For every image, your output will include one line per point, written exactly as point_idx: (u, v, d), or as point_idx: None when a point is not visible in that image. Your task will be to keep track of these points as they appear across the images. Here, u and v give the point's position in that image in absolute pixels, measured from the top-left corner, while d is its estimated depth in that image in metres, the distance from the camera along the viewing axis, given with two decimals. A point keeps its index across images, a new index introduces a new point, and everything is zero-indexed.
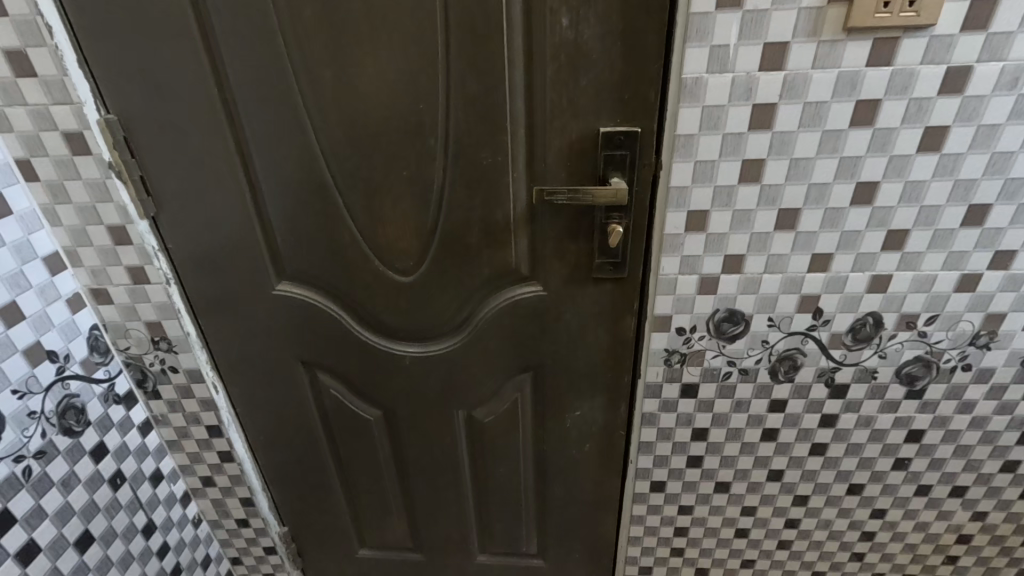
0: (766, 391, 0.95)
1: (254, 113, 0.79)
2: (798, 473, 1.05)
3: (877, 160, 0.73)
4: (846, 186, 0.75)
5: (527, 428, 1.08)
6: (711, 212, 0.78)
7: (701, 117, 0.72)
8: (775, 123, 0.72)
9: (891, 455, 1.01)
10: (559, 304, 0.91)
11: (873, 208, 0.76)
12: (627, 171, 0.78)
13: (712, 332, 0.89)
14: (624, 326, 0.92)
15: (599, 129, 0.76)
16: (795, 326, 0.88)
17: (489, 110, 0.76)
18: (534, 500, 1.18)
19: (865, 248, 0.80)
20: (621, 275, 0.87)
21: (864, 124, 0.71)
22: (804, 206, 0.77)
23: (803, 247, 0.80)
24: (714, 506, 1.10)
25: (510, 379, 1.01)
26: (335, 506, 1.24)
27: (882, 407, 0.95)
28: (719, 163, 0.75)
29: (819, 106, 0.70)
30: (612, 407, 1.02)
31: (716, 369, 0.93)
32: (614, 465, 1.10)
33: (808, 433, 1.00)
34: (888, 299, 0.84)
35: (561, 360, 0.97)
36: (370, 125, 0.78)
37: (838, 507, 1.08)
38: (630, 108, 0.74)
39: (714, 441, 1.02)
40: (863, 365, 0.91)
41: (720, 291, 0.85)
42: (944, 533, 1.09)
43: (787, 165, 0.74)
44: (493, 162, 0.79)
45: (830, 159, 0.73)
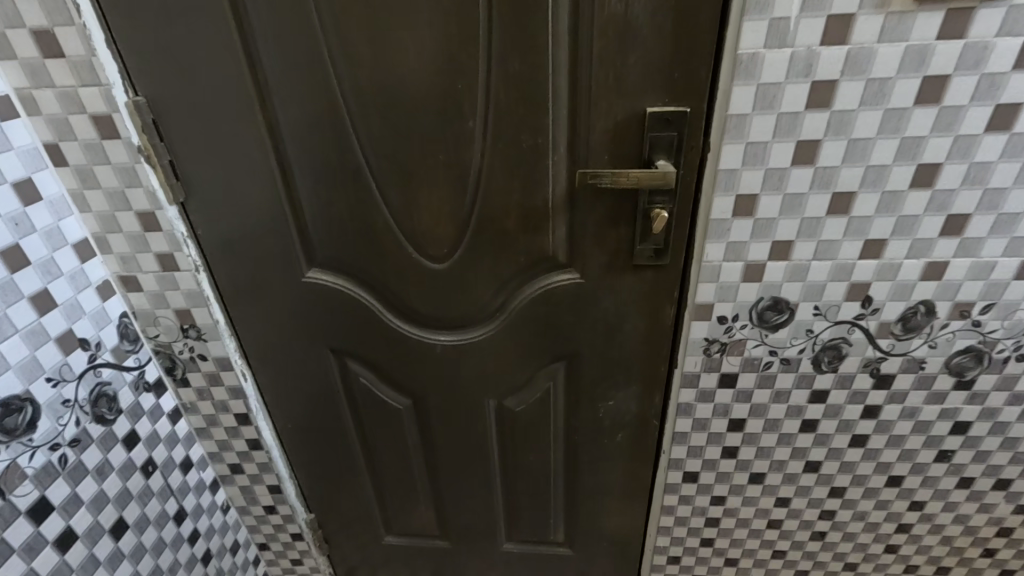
0: (808, 381, 0.92)
1: (287, 95, 0.76)
2: (836, 464, 1.02)
3: (941, 141, 0.69)
4: (905, 169, 0.72)
5: (559, 417, 1.06)
6: (761, 196, 0.75)
7: (755, 96, 0.69)
8: (834, 102, 0.68)
9: (934, 447, 0.98)
10: (597, 292, 0.89)
11: (933, 191, 0.73)
12: (674, 153, 0.75)
13: (755, 320, 0.86)
14: (664, 314, 0.90)
15: (646, 109, 0.72)
16: (842, 315, 0.85)
17: (531, 90, 0.73)
18: (563, 488, 1.17)
19: (922, 234, 0.76)
20: (662, 262, 0.84)
21: (930, 102, 0.67)
22: (860, 189, 0.74)
23: (856, 232, 0.77)
24: (748, 497, 1.08)
25: (543, 367, 0.99)
26: (363, 494, 1.24)
27: (929, 398, 0.93)
28: (772, 144, 0.71)
29: (883, 83, 0.66)
30: (646, 396, 1.00)
31: (757, 359, 0.91)
32: (646, 455, 1.08)
33: (850, 424, 0.97)
34: (943, 287, 0.80)
35: (596, 347, 0.95)
36: (406, 106, 0.75)
37: (876, 498, 1.06)
38: (679, 86, 0.71)
39: (751, 432, 1.00)
40: (911, 355, 0.88)
41: (766, 279, 0.82)
42: (983, 526, 1.07)
43: (845, 146, 0.71)
44: (533, 145, 0.76)
45: (891, 139, 0.70)
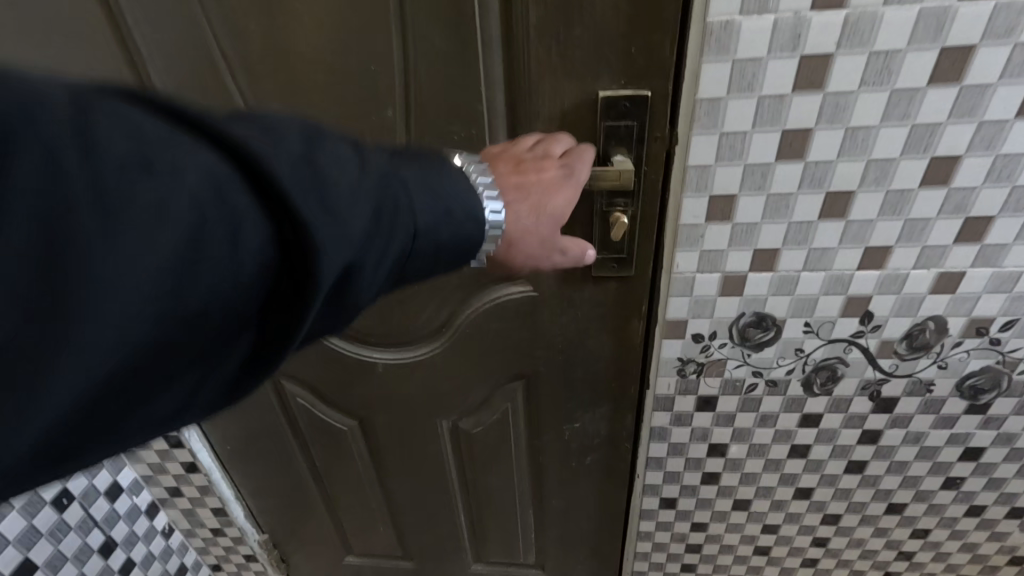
0: (798, 404, 0.81)
1: (169, 86, 0.64)
2: (830, 491, 0.91)
3: (960, 127, 0.56)
4: (915, 163, 0.59)
5: (521, 438, 0.96)
6: (740, 197, 0.63)
7: (730, 75, 0.55)
8: (828, 81, 0.55)
9: (941, 473, 0.87)
10: (554, 306, 0.77)
11: (948, 189, 0.60)
12: (634, 147, 0.62)
13: (736, 339, 0.75)
14: (631, 332, 0.78)
15: (599, 93, 0.59)
16: (837, 333, 0.73)
17: (459, 72, 0.60)
18: (531, 510, 1.07)
19: (933, 240, 0.64)
20: (627, 273, 0.72)
21: (948, 80, 0.54)
22: (859, 188, 0.61)
23: (854, 239, 0.64)
24: (732, 524, 0.98)
25: (500, 387, 0.89)
26: (317, 513, 1.15)
27: (936, 422, 0.81)
28: (752, 135, 0.59)
29: (889, 57, 0.53)
30: (616, 419, 0.89)
31: (739, 380, 0.79)
32: (619, 479, 0.98)
33: (845, 449, 0.86)
34: (958, 300, 0.68)
35: (558, 366, 0.84)
36: (312, 92, 0.63)
37: (875, 525, 0.95)
38: (638, 65, 0.58)
39: (734, 457, 0.89)
40: (917, 377, 0.76)
41: (747, 292, 0.70)
42: (993, 554, 0.96)
43: (841, 136, 0.58)
44: (466, 138, 0.64)
45: (897, 127, 0.57)
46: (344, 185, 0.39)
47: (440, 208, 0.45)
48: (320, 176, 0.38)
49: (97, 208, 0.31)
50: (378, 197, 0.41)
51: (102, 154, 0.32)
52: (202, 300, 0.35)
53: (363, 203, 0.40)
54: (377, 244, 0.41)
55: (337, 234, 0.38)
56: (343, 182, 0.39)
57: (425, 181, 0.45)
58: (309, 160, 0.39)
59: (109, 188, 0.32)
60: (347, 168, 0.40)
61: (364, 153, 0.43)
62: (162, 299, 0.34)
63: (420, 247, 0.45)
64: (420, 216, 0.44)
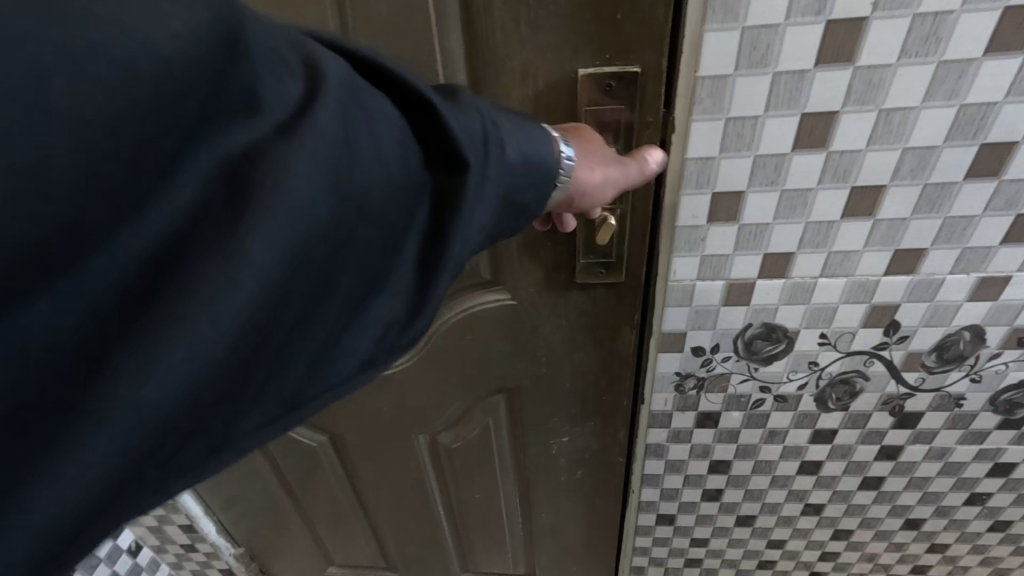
0: (810, 419, 0.73)
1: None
2: (842, 507, 0.84)
3: (1020, 108, 0.46)
4: (961, 151, 0.49)
5: (505, 452, 0.88)
6: (749, 193, 0.53)
7: (739, 47, 0.45)
8: (860, 53, 0.45)
9: (965, 489, 0.79)
10: (535, 316, 0.68)
11: (998, 182, 0.50)
12: (621, 137, 0.52)
13: (742, 351, 0.66)
14: (622, 343, 0.69)
15: (578, 71, 0.49)
16: (856, 345, 0.64)
17: (406, 50, 0.50)
18: (519, 523, 1.00)
19: (977, 241, 0.54)
20: (617, 280, 0.62)
21: (1010, 48, 0.43)
22: (891, 182, 0.51)
23: (883, 241, 0.55)
24: (734, 539, 0.90)
25: (480, 401, 0.80)
26: (293, 527, 1.09)
27: (964, 437, 0.73)
28: (765, 120, 0.48)
29: (937, 20, 0.43)
30: (608, 434, 0.81)
31: (744, 396, 0.71)
32: (613, 494, 0.90)
33: (861, 466, 0.78)
34: (998, 309, 0.59)
35: (541, 380, 0.76)
36: None
37: (889, 540, 0.88)
38: (625, 36, 0.47)
39: (737, 474, 0.81)
40: (946, 391, 0.67)
41: (756, 301, 0.61)
42: (1015, 567, 0.89)
43: (874, 119, 0.48)
44: None
45: (943, 108, 0.47)
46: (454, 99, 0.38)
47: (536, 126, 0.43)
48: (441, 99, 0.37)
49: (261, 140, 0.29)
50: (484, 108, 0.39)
51: (273, 78, 0.30)
52: (343, 251, 0.32)
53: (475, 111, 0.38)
54: (488, 190, 0.37)
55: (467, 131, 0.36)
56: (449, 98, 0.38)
57: (517, 123, 0.39)
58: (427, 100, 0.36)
59: (268, 120, 0.29)
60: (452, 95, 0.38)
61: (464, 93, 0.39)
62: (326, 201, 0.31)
63: (515, 198, 0.39)
64: (517, 161, 0.38)
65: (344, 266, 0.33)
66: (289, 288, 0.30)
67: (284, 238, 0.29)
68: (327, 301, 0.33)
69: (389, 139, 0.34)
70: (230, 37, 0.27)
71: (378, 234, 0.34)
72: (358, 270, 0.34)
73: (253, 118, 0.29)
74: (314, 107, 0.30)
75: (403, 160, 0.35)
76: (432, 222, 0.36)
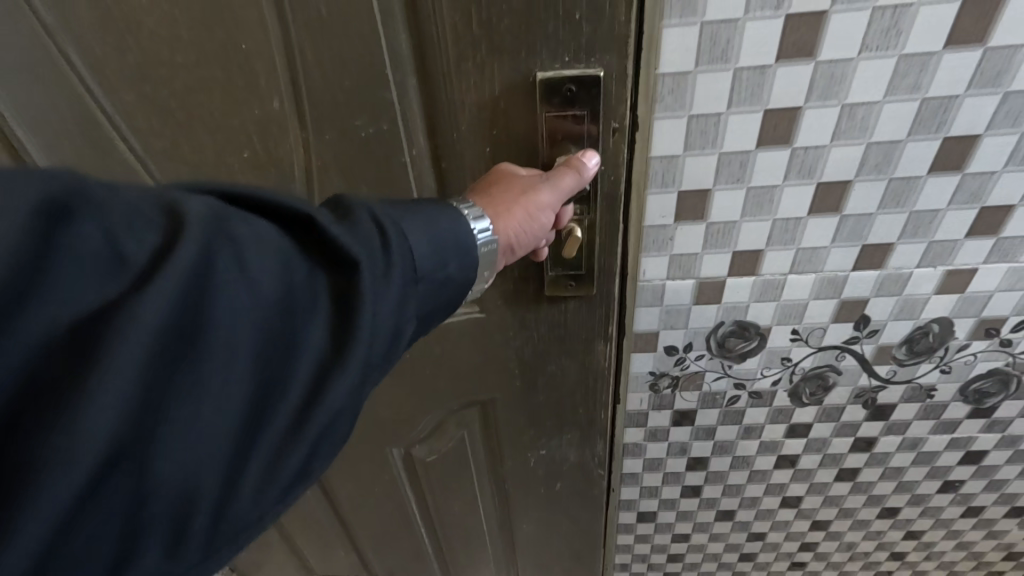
0: (786, 414, 0.74)
1: (15, 86, 0.55)
2: (819, 499, 0.86)
3: (981, 100, 0.47)
4: (924, 145, 0.49)
5: (481, 462, 0.86)
6: (715, 191, 0.53)
7: (699, 44, 0.45)
8: (821, 47, 0.44)
9: (938, 477, 0.82)
10: (505, 329, 0.65)
11: (963, 175, 0.51)
12: (584, 143, 0.49)
13: (714, 349, 0.67)
14: (595, 355, 0.66)
15: (536, 75, 0.47)
16: (827, 340, 0.65)
17: (350, 50, 0.49)
18: (497, 532, 0.99)
19: (943, 234, 0.55)
20: (587, 293, 0.59)
21: (970, 42, 0.44)
22: (857, 177, 0.51)
23: (850, 236, 0.55)
24: (715, 534, 0.93)
25: (452, 415, 0.78)
26: (269, 542, 1.06)
27: (936, 427, 0.74)
28: (728, 117, 0.48)
29: (898, 13, 0.43)
30: (586, 445, 0.78)
31: (720, 392, 0.72)
32: (595, 506, 0.88)
33: (836, 458, 0.80)
34: (966, 302, 0.60)
35: (515, 395, 0.73)
36: (180, 83, 0.53)
37: (865, 528, 0.91)
38: (582, 37, 0.44)
39: (716, 471, 0.83)
40: (917, 383, 0.69)
41: (727, 300, 0.61)
42: (987, 548, 0.93)
43: (837, 115, 0.48)
44: (374, 133, 0.54)
45: (905, 102, 0.47)
46: (351, 213, 0.35)
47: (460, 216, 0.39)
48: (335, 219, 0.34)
49: (110, 303, 0.27)
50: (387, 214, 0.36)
51: (122, 238, 0.28)
52: (214, 404, 0.29)
53: (375, 220, 0.35)
54: (392, 306, 0.33)
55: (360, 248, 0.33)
56: (345, 213, 0.35)
57: (417, 211, 0.37)
58: (311, 216, 0.33)
59: (117, 282, 0.27)
60: (352, 206, 0.35)
61: (361, 200, 0.36)
62: (185, 362, 0.28)
63: (433, 277, 0.36)
64: (423, 247, 0.35)
65: (218, 418, 0.29)
66: (144, 458, 0.28)
67: (121, 411, 0.27)
68: (203, 461, 0.29)
69: (274, 264, 0.31)
70: (65, 212, 0.26)
71: (268, 367, 0.31)
72: (239, 419, 0.30)
73: (103, 279, 0.27)
74: (167, 259, 0.28)
75: (288, 284, 0.32)
76: (328, 339, 0.32)
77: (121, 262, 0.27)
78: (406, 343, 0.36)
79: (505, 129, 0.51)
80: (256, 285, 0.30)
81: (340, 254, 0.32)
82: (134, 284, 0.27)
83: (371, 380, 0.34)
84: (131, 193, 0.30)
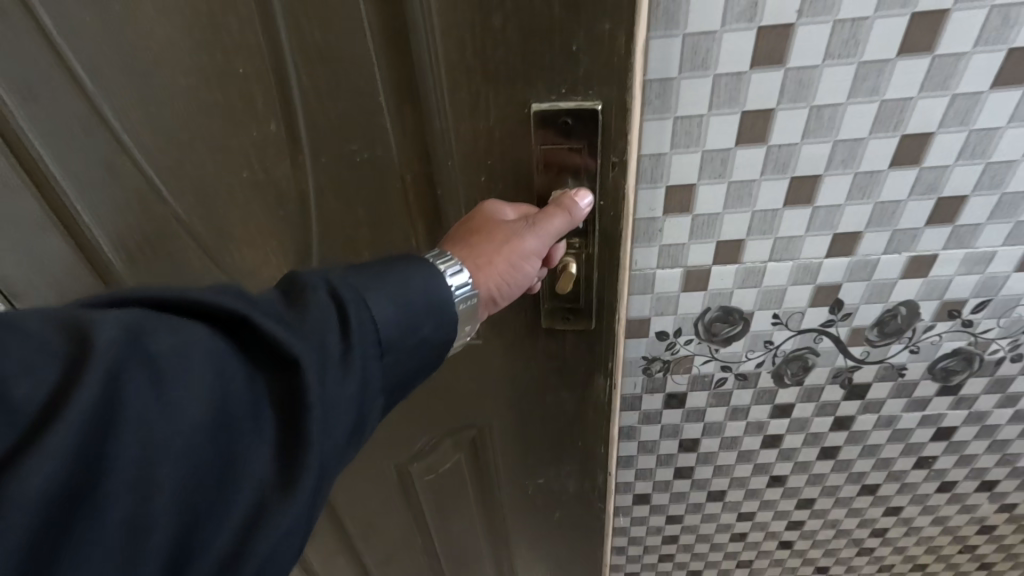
0: (769, 396, 0.76)
1: (24, 106, 0.54)
2: (804, 477, 0.87)
3: (934, 101, 0.51)
4: (886, 143, 0.53)
5: (477, 484, 0.84)
6: (699, 186, 0.56)
7: (682, 53, 0.49)
8: (790, 55, 0.49)
9: (914, 454, 0.83)
10: (503, 357, 0.63)
11: (920, 169, 0.55)
12: (581, 176, 0.48)
13: (703, 334, 0.69)
14: (596, 390, 0.63)
15: (531, 107, 0.46)
16: (807, 323, 0.67)
17: (348, 77, 0.48)
18: (490, 549, 0.97)
19: (905, 223, 0.59)
20: (586, 326, 0.57)
21: (920, 49, 0.48)
22: (827, 172, 0.55)
23: (822, 226, 0.59)
24: (706, 514, 0.94)
25: (449, 439, 0.76)
26: None
27: (908, 405, 0.77)
28: (709, 118, 0.52)
29: (856, 25, 0.47)
30: (586, 477, 0.75)
31: (708, 376, 0.74)
32: (596, 538, 0.85)
33: (819, 437, 0.81)
34: (930, 285, 0.63)
35: (512, 423, 0.71)
36: (183, 106, 0.53)
37: (855, 510, 0.92)
38: (580, 68, 0.43)
39: (706, 451, 0.84)
40: (889, 362, 0.72)
41: (712, 287, 0.64)
42: (970, 532, 0.96)
43: (806, 116, 0.52)
44: (371, 158, 0.52)
45: (866, 104, 0.51)
46: (294, 310, 0.34)
47: (428, 293, 0.38)
48: (280, 318, 0.34)
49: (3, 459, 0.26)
50: (335, 302, 0.35)
51: (15, 385, 0.27)
52: (133, 543, 0.28)
53: (325, 309, 0.34)
54: (348, 396, 0.34)
55: (306, 351, 0.33)
56: (287, 310, 0.34)
57: (383, 284, 0.37)
58: (247, 316, 0.33)
59: (10, 433, 0.26)
60: (294, 301, 0.35)
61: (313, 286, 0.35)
62: (95, 505, 0.27)
63: (403, 347, 0.37)
64: (387, 315, 0.36)
65: (141, 555, 0.28)
66: None
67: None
68: None
69: (204, 375, 0.31)
70: None
71: (200, 485, 0.30)
72: (165, 552, 0.29)
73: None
74: (72, 398, 0.27)
75: (223, 395, 0.31)
76: (274, 445, 0.33)
77: (19, 411, 0.26)
78: (377, 401, 0.37)
79: (501, 158, 0.49)
80: (181, 405, 0.29)
81: (283, 352, 0.33)
82: (32, 431, 0.26)
83: (342, 443, 0.35)
84: (28, 330, 0.29)
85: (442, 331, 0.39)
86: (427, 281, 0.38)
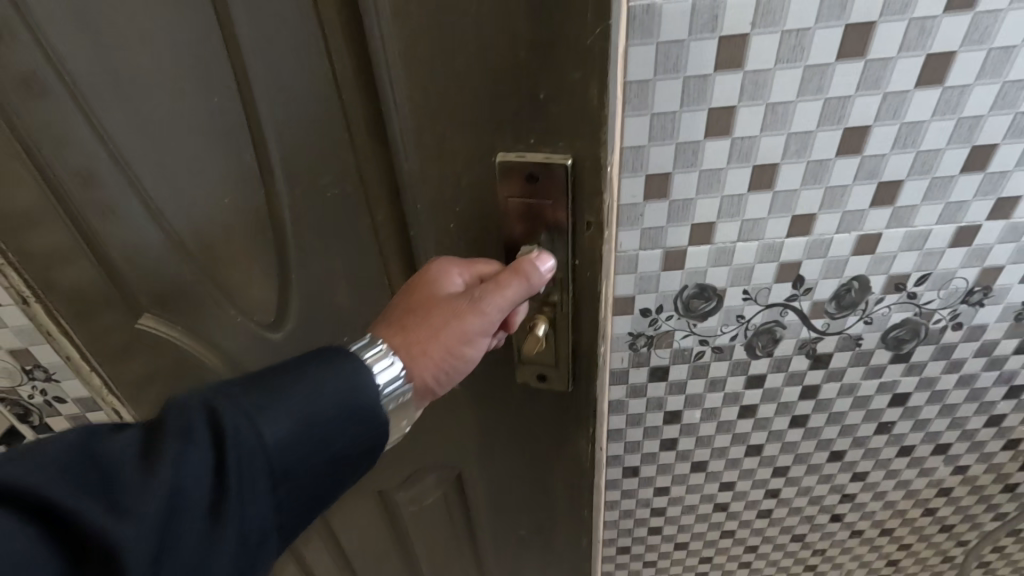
0: (742, 366, 0.71)
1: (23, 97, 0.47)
2: (777, 446, 0.82)
3: (869, 100, 0.50)
4: (831, 135, 0.52)
5: (459, 520, 0.79)
6: (675, 175, 0.54)
7: (656, 59, 0.48)
8: (748, 60, 0.48)
9: (873, 420, 0.77)
10: (482, 407, 0.59)
11: (861, 157, 0.53)
12: (552, 236, 0.43)
13: (681, 310, 0.64)
14: (577, 451, 0.59)
15: (499, 155, 0.41)
16: (774, 297, 0.63)
17: (315, 115, 0.44)
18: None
19: (853, 206, 0.56)
20: (564, 388, 0.53)
21: (855, 54, 0.48)
22: (782, 160, 0.53)
23: (781, 209, 0.56)
24: (691, 485, 0.87)
25: (429, 477, 0.72)
26: None
27: (866, 372, 0.71)
28: (681, 115, 0.51)
29: (800, 35, 0.47)
30: (568, 533, 0.70)
31: (687, 350, 0.69)
32: None
33: (789, 407, 0.76)
34: (876, 260, 0.60)
35: (493, 469, 0.66)
36: (172, 121, 0.48)
37: (834, 484, 0.87)
38: (551, 118, 0.39)
39: (687, 423, 0.78)
40: (846, 333, 0.67)
41: (689, 264, 0.60)
42: (949, 515, 0.93)
43: (764, 112, 0.50)
44: (337, 194, 0.48)
45: (814, 102, 0.50)
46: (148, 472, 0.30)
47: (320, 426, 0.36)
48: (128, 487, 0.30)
49: None
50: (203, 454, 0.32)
51: None
52: None
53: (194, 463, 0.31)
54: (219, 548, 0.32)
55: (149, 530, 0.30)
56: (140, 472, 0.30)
57: (273, 415, 0.34)
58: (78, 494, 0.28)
59: None
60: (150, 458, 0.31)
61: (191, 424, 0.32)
62: None
63: (296, 471, 0.36)
64: (274, 443, 0.34)
65: None
66: None
67: None
68: None
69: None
70: None
71: None
72: None
73: None
74: None
75: None
76: None
77: None
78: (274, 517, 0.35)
79: (475, 203, 0.45)
80: None
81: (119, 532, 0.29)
82: None
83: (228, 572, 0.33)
84: None
85: (344, 450, 0.37)
86: (336, 397, 0.37)
